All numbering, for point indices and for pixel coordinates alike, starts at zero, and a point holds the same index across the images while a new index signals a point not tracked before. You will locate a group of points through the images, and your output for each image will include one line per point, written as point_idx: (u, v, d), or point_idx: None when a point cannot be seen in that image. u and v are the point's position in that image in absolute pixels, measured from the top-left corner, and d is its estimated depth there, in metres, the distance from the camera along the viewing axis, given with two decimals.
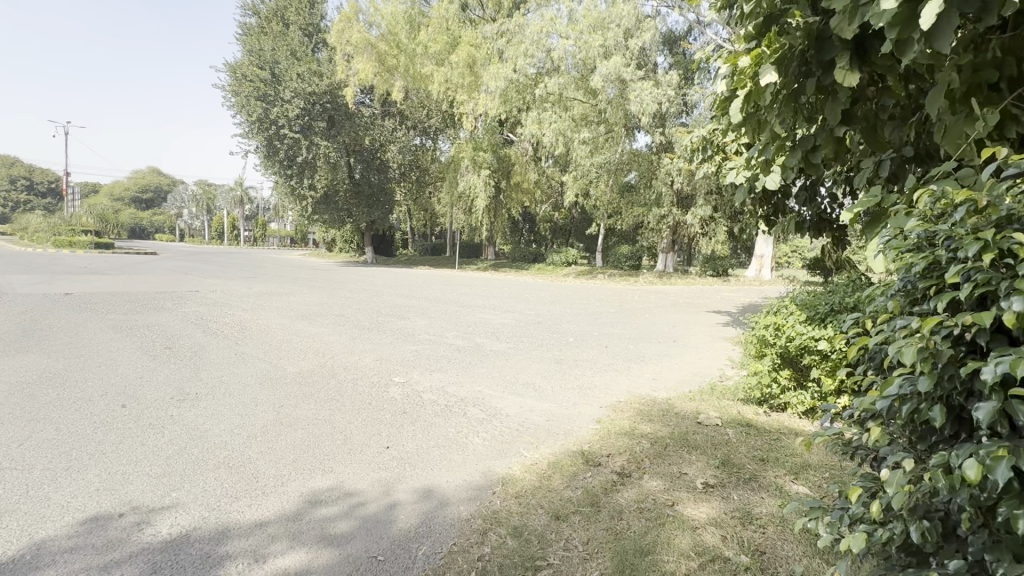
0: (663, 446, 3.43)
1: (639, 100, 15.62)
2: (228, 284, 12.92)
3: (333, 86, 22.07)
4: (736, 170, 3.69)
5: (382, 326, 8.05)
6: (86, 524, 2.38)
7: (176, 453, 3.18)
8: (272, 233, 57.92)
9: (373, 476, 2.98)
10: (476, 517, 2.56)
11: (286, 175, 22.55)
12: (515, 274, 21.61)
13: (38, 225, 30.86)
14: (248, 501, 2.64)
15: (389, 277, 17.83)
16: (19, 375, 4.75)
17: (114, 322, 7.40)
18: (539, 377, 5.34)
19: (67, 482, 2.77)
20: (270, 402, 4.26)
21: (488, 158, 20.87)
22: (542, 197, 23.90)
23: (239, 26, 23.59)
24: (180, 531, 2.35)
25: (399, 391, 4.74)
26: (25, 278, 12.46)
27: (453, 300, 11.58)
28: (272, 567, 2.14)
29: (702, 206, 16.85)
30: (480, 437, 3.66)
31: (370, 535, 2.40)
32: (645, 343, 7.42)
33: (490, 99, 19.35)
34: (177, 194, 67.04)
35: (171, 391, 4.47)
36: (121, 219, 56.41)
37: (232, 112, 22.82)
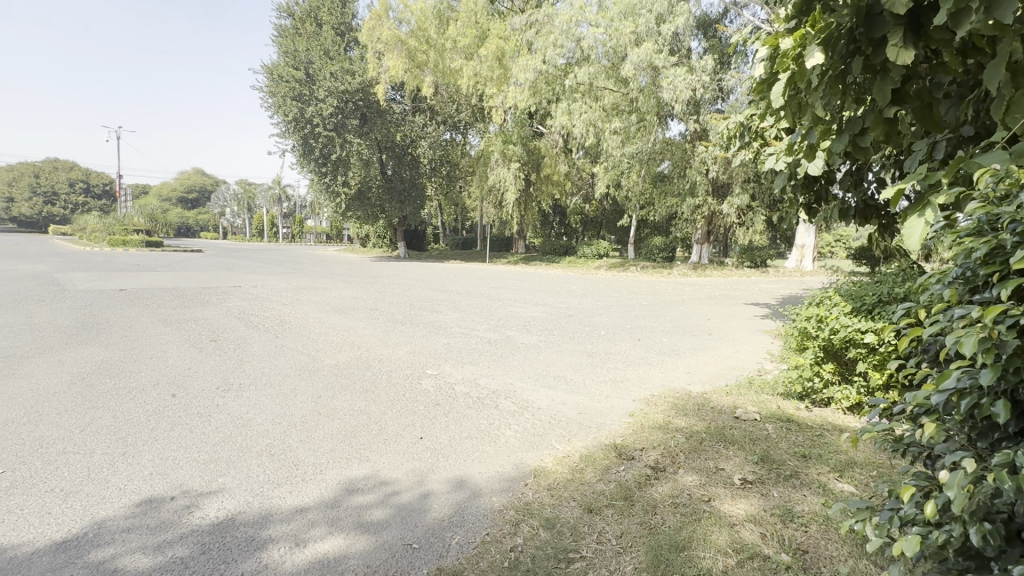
0: (699, 440, 3.36)
1: (671, 88, 15.27)
2: (269, 280, 13.40)
3: (365, 83, 22.36)
4: (776, 156, 3.53)
5: (415, 319, 8.19)
6: (141, 506, 2.53)
7: (222, 441, 3.33)
8: (309, 229, 59.63)
9: (407, 466, 3.03)
10: (508, 508, 2.57)
11: (321, 172, 23.14)
12: (546, 267, 21.56)
13: (94, 225, 32.73)
14: (289, 487, 2.74)
15: (422, 271, 18.12)
16: (79, 365, 5.06)
17: (164, 317, 7.80)
18: (570, 369, 5.33)
19: (124, 466, 2.94)
20: (308, 393, 4.40)
21: (518, 151, 20.85)
22: (573, 188, 23.73)
23: (275, 28, 24.21)
24: (226, 515, 2.46)
25: (431, 383, 4.81)
26: (83, 275, 13.26)
27: (485, 294, 11.65)
28: (311, 552, 2.21)
29: (738, 195, 16.37)
30: (512, 429, 3.67)
31: (405, 523, 2.44)
32: (679, 336, 7.25)
33: (519, 92, 19.26)
34: (219, 194, 69.81)
35: (217, 381, 4.68)
36: (167, 219, 59.17)
37: (270, 112, 23.52)
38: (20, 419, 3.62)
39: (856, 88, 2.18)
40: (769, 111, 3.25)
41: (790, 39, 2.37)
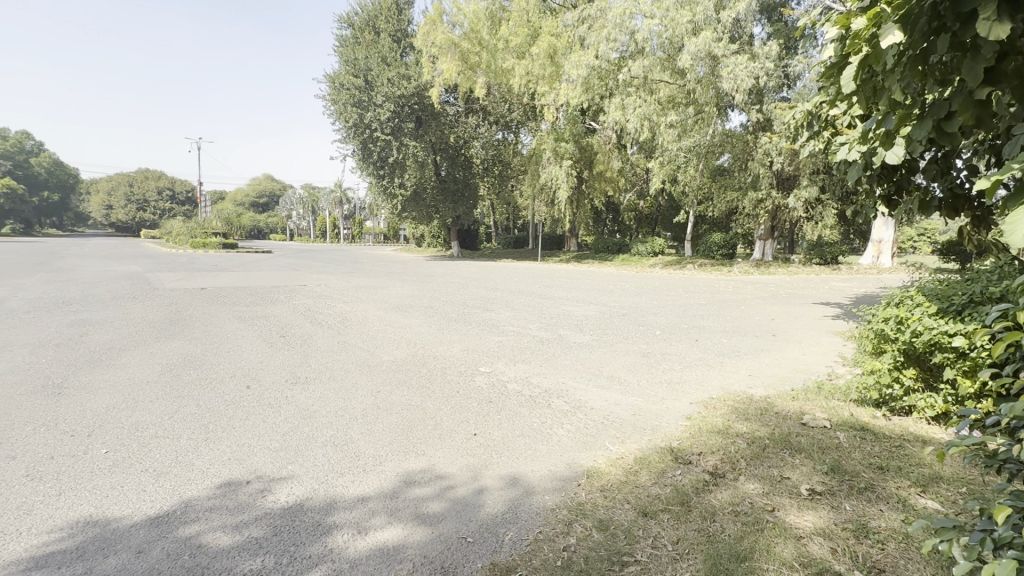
0: (762, 446, 3.21)
1: (732, 77, 14.61)
2: (330, 279, 14.06)
3: (420, 87, 22.87)
4: (848, 145, 3.30)
5: (469, 317, 8.35)
6: (222, 488, 2.75)
7: (290, 430, 3.55)
8: (368, 230, 61.93)
9: (462, 461, 3.11)
10: (561, 507, 2.58)
11: (379, 174, 24.03)
12: (598, 265, 21.31)
13: (179, 229, 35.79)
14: (351, 476, 2.89)
15: (475, 270, 18.45)
16: (168, 357, 5.56)
17: (240, 314, 8.40)
18: (624, 370, 5.23)
19: (207, 451, 3.20)
20: (369, 387, 4.59)
21: (570, 149, 20.73)
22: (626, 184, 23.27)
23: (337, 39, 25.33)
24: (296, 500, 2.63)
25: (484, 380, 4.89)
26: (170, 275, 14.50)
27: (537, 292, 11.66)
28: (372, 540, 2.31)
29: (806, 187, 15.46)
30: (565, 428, 3.66)
31: (459, 516, 2.50)
32: (740, 337, 6.93)
33: (571, 89, 19.08)
34: (287, 198, 74.02)
35: (287, 374, 4.99)
36: (241, 222, 63.49)
37: (332, 119, 24.66)
38: (120, 405, 4.04)
39: (941, 69, 1.99)
40: (840, 98, 3.05)
41: (864, 19, 2.21)
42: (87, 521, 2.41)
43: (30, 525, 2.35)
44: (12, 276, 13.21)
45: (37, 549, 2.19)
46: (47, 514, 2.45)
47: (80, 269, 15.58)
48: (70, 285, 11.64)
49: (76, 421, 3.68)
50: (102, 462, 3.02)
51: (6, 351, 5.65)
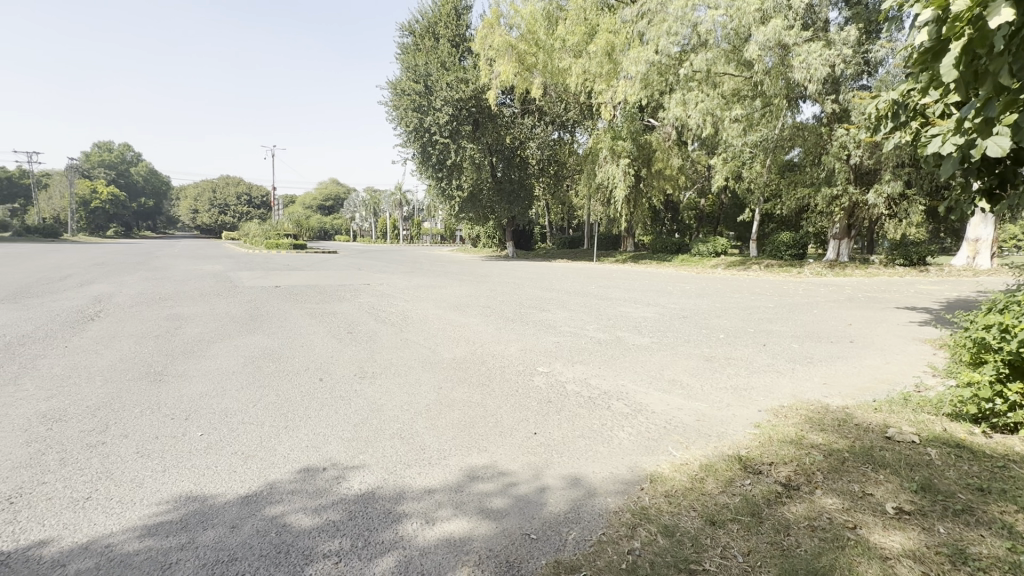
0: (841, 460, 3.02)
1: (804, 66, 13.76)
2: (391, 278, 14.62)
3: (478, 90, 23.27)
4: (941, 136, 3.05)
5: (526, 317, 8.43)
6: (303, 473, 2.95)
7: (360, 422, 3.75)
8: (426, 231, 63.84)
9: (523, 458, 3.16)
10: (624, 510, 2.56)
11: (437, 177, 24.65)
12: (656, 266, 20.77)
13: (256, 231, 38.50)
14: (418, 468, 3.01)
15: (530, 269, 18.54)
16: (249, 350, 6.02)
17: (311, 311, 8.93)
18: (686, 374, 5.08)
19: (287, 437, 3.45)
20: (432, 383, 4.76)
21: (628, 147, 20.42)
22: (686, 182, 22.54)
23: (399, 47, 26.24)
24: (368, 488, 2.78)
25: (543, 380, 4.92)
26: (248, 274, 15.63)
27: (594, 293, 11.54)
28: (440, 530, 2.40)
29: (889, 182, 14.30)
30: (626, 431, 3.62)
31: (523, 513, 2.55)
32: (813, 342, 6.52)
33: (630, 85, 18.64)
34: (351, 201, 77.65)
35: (355, 369, 5.26)
36: (309, 224, 67.31)
37: (393, 124, 25.59)
38: (211, 392, 4.43)
39: None
40: (934, 86, 2.83)
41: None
42: (189, 496, 2.67)
43: (142, 497, 2.64)
44: (117, 275, 14.70)
45: (149, 518, 2.45)
46: (155, 488, 2.73)
47: (173, 269, 17.08)
48: (164, 283, 12.82)
49: (175, 404, 4.08)
50: (199, 443, 3.33)
51: (116, 342, 6.32)
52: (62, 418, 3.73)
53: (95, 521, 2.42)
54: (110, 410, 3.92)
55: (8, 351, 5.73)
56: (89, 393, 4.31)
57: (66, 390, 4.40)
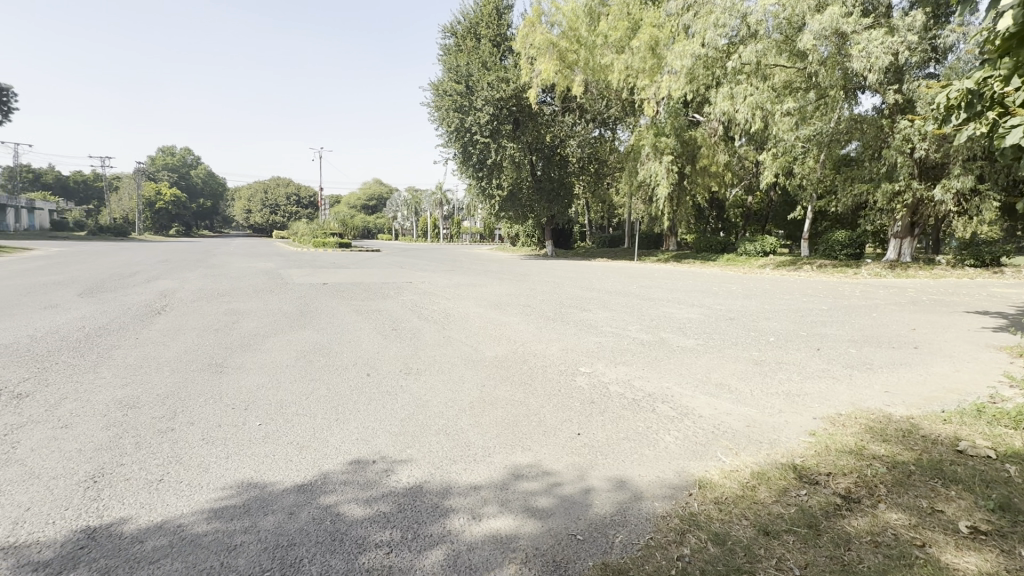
0: (906, 473, 2.85)
1: (864, 55, 13.01)
2: (433, 277, 14.85)
3: (518, 89, 23.29)
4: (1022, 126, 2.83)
5: (566, 317, 8.39)
6: (354, 464, 3.06)
7: (407, 417, 3.85)
8: (466, 230, 64.61)
9: (568, 458, 3.15)
10: (672, 515, 2.51)
11: (478, 176, 24.89)
12: (700, 266, 20.20)
13: (304, 230, 40.08)
14: (464, 464, 3.06)
15: (570, 269, 18.45)
16: (300, 345, 6.28)
17: (357, 307, 9.22)
18: (735, 378, 4.92)
19: (338, 430, 3.58)
20: (475, 381, 4.82)
21: (671, 143, 20.00)
22: (733, 179, 21.78)
23: (441, 48, 26.60)
24: (416, 481, 2.85)
25: (585, 380, 4.89)
26: (298, 271, 16.28)
27: (635, 293, 11.33)
28: (487, 527, 2.43)
29: (958, 176, 13.30)
30: (673, 435, 3.54)
31: (569, 513, 2.55)
32: (873, 348, 6.16)
33: (674, 80, 18.15)
34: (393, 201, 79.54)
35: (401, 365, 5.40)
36: (354, 224, 69.37)
37: (435, 125, 26.01)
38: (266, 384, 4.67)
39: None
40: (1017, 72, 2.63)
41: None
42: (250, 483, 2.82)
43: (209, 481, 2.81)
44: (179, 271, 15.63)
45: (215, 502, 2.61)
46: (220, 474, 2.90)
47: (229, 266, 18.01)
48: (221, 280, 13.54)
49: (235, 395, 4.31)
50: (257, 432, 3.51)
51: (181, 335, 6.73)
52: (136, 405, 4.02)
53: (168, 502, 2.60)
54: (178, 398, 4.19)
55: (88, 341, 6.22)
56: (158, 382, 4.63)
57: (139, 379, 4.74)
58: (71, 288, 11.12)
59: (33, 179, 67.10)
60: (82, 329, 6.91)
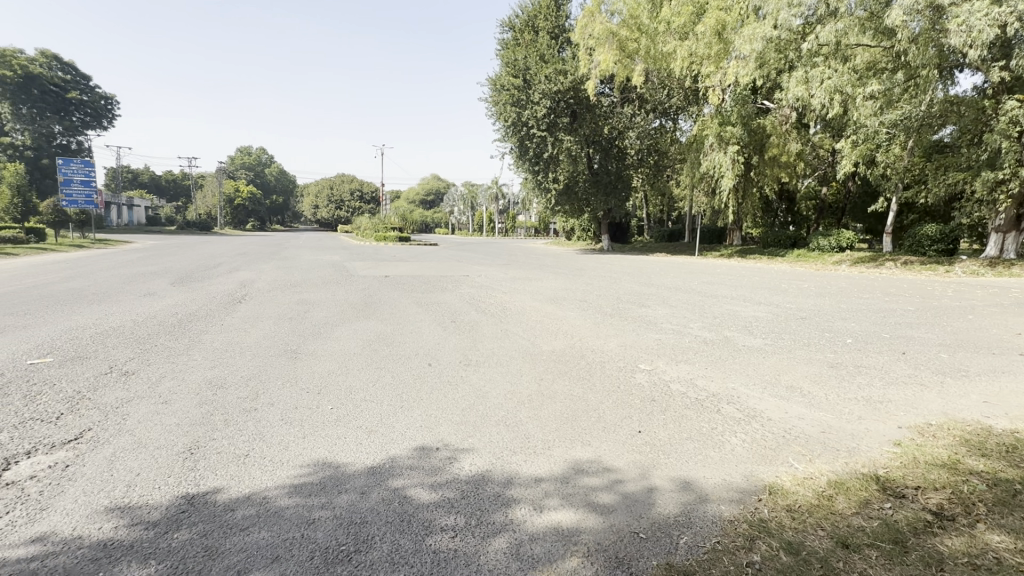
0: (1010, 492, 2.58)
1: (964, 29, 11.53)
2: (489, 271, 15.07)
3: (576, 81, 22.96)
4: None
5: (624, 312, 8.25)
6: (419, 450, 3.18)
7: (467, 407, 3.95)
8: (521, 224, 65.12)
9: (628, 456, 3.11)
10: (740, 520, 2.42)
11: (534, 170, 24.93)
12: (768, 262, 19.17)
13: (367, 225, 41.87)
14: (524, 456, 3.10)
15: (627, 264, 18.07)
16: (365, 334, 6.58)
17: (418, 299, 9.54)
18: (807, 381, 4.65)
19: (403, 416, 3.74)
20: (533, 374, 4.86)
21: (737, 133, 19.05)
22: (805, 168, 20.46)
23: (499, 43, 26.74)
24: (479, 470, 2.92)
25: (645, 377, 4.80)
26: (363, 264, 17.06)
27: (697, 290, 10.95)
28: (548, 519, 2.45)
29: None
30: (740, 437, 3.41)
31: (631, 511, 2.52)
32: (969, 353, 5.60)
33: (742, 66, 17.19)
34: (451, 195, 81.15)
35: (461, 356, 5.54)
36: (413, 217, 71.54)
37: (492, 120, 26.25)
38: (336, 370, 4.94)
39: None
40: None
41: None
42: (325, 462, 3.01)
43: (289, 459, 3.03)
44: (256, 263, 16.80)
45: (295, 478, 2.81)
46: (298, 452, 3.12)
47: (300, 259, 19.10)
48: (293, 272, 14.42)
49: (309, 380, 4.61)
50: (330, 415, 3.73)
51: (259, 322, 7.25)
52: (223, 385, 4.38)
53: (254, 475, 2.83)
54: (259, 381, 4.54)
55: (181, 326, 6.82)
56: (242, 366, 5.02)
57: (224, 362, 5.16)
58: (165, 278, 12.24)
59: (132, 178, 74.40)
60: (175, 315, 7.60)
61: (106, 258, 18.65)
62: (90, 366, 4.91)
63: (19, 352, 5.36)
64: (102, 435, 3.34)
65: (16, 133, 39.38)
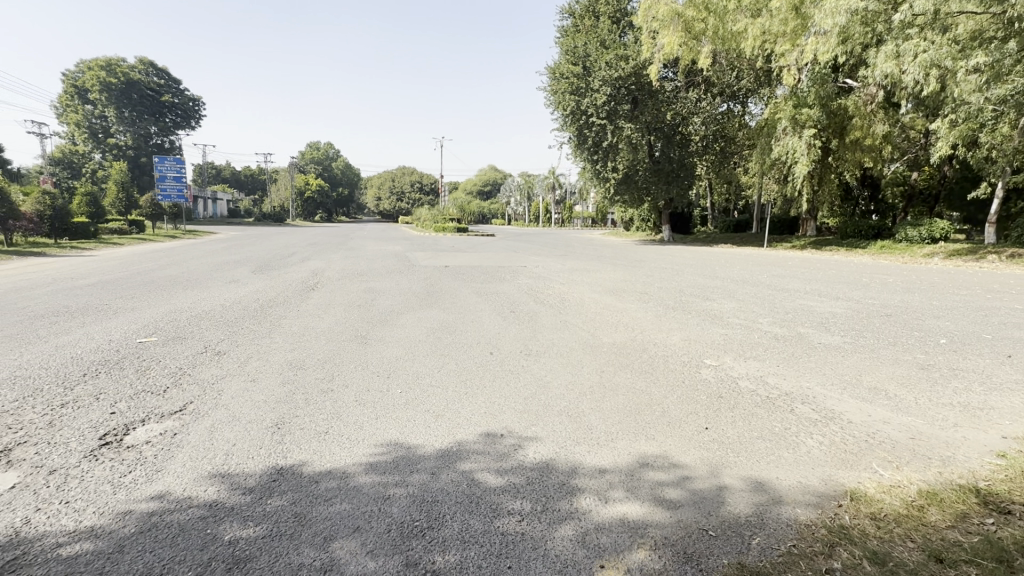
0: None
1: None
2: (547, 261, 15.05)
3: (638, 67, 22.22)
4: None
5: (688, 306, 7.99)
6: (485, 436, 3.28)
7: (530, 396, 4.01)
8: (578, 214, 64.56)
9: (696, 453, 3.05)
10: (818, 525, 2.32)
11: (593, 159, 24.56)
12: (847, 254, 17.84)
13: (427, 215, 43.08)
14: (588, 447, 3.12)
15: (689, 256, 17.45)
16: (428, 322, 6.81)
17: (478, 289, 9.72)
18: (893, 383, 4.31)
19: (468, 402, 3.87)
20: (594, 365, 4.86)
21: (815, 115, 17.75)
22: (892, 152, 18.76)
23: (559, 31, 26.40)
24: (544, 458, 2.98)
25: (712, 373, 4.65)
26: (424, 254, 17.61)
27: (767, 283, 10.39)
28: (614, 510, 2.46)
29: None
30: (817, 439, 3.24)
31: (699, 508, 2.48)
32: None
33: (822, 42, 15.92)
34: (508, 186, 81.61)
35: (521, 346, 5.61)
36: (471, 208, 72.68)
37: (551, 109, 26.08)
38: (404, 356, 5.16)
39: None
40: None
41: None
42: (396, 443, 3.17)
43: (364, 438, 3.22)
44: (326, 253, 17.78)
45: (371, 457, 2.99)
46: (372, 432, 3.32)
47: (365, 249, 19.98)
48: (359, 261, 15.10)
49: (379, 364, 4.86)
50: (399, 398, 3.92)
51: (332, 308, 7.69)
52: (302, 367, 4.71)
53: (334, 451, 3.05)
54: (335, 364, 4.83)
55: (263, 311, 7.37)
56: (318, 349, 5.37)
57: (302, 345, 5.54)
58: (247, 266, 13.23)
59: (216, 173, 80.69)
60: (258, 301, 8.21)
61: (198, 247, 20.46)
62: (188, 346, 5.43)
63: (130, 331, 6.02)
64: (201, 408, 3.70)
65: (119, 134, 43.99)
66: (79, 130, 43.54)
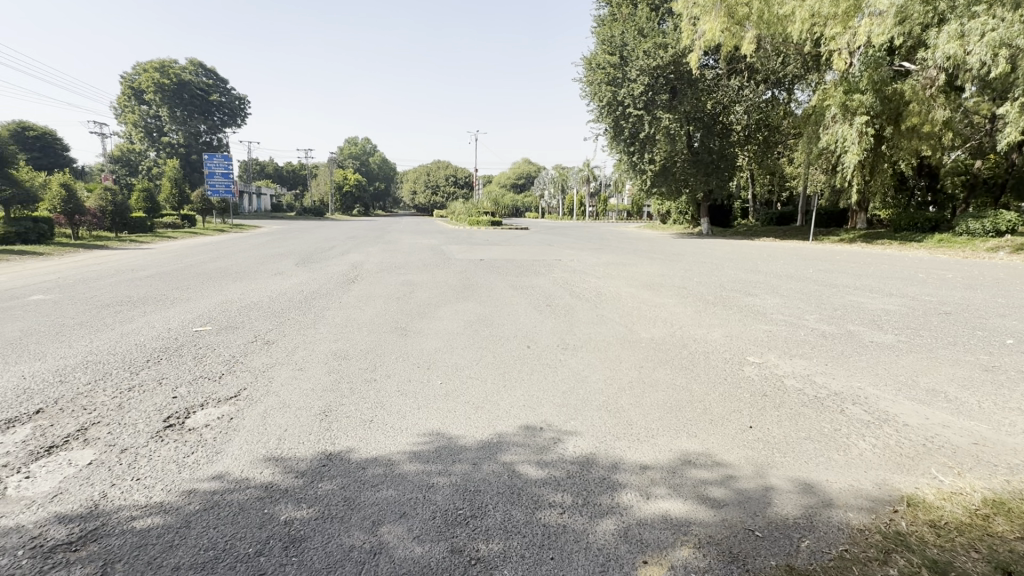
0: None
1: None
2: (582, 255, 14.94)
3: (678, 54, 21.58)
4: None
5: (729, 301, 7.77)
6: (524, 429, 3.31)
7: (568, 390, 4.01)
8: (613, 207, 63.72)
9: (740, 452, 2.98)
10: (872, 530, 2.24)
11: (629, 151, 24.16)
12: (900, 248, 16.91)
13: (462, 209, 43.45)
14: (628, 442, 3.11)
15: (729, 249, 16.95)
16: (465, 315, 6.90)
17: (513, 283, 9.76)
18: (953, 385, 4.07)
19: (506, 395, 3.91)
20: (632, 360, 4.81)
21: (868, 101, 16.84)
22: (953, 139, 17.57)
23: (596, 20, 25.99)
24: (584, 452, 2.98)
25: (755, 371, 4.53)
26: (460, 247, 17.82)
27: (813, 278, 9.99)
28: (656, 507, 2.45)
29: None
30: (869, 442, 3.11)
31: (745, 507, 2.44)
32: None
33: (877, 23, 14.99)
34: (542, 178, 81.23)
35: (558, 340, 5.61)
36: (504, 201, 72.78)
37: (586, 101, 25.78)
38: (442, 348, 5.26)
39: None
40: None
41: None
42: (438, 433, 3.24)
43: (406, 427, 3.31)
44: (365, 246, 18.24)
45: (414, 446, 3.07)
46: (415, 421, 3.40)
47: (402, 242, 20.33)
48: (397, 254, 15.43)
49: (419, 355, 4.97)
50: (439, 389, 4.00)
51: (372, 301, 7.89)
52: (346, 357, 4.87)
53: (378, 440, 3.14)
54: (376, 354, 4.97)
55: (308, 302, 7.65)
56: (361, 340, 5.54)
57: (345, 336, 5.72)
58: (291, 259, 13.73)
59: (261, 169, 83.84)
60: (302, 292, 8.52)
61: (245, 240, 21.38)
62: (240, 335, 5.70)
63: (187, 320, 6.37)
64: (254, 394, 3.89)
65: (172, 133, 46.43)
66: (137, 129, 46.20)
